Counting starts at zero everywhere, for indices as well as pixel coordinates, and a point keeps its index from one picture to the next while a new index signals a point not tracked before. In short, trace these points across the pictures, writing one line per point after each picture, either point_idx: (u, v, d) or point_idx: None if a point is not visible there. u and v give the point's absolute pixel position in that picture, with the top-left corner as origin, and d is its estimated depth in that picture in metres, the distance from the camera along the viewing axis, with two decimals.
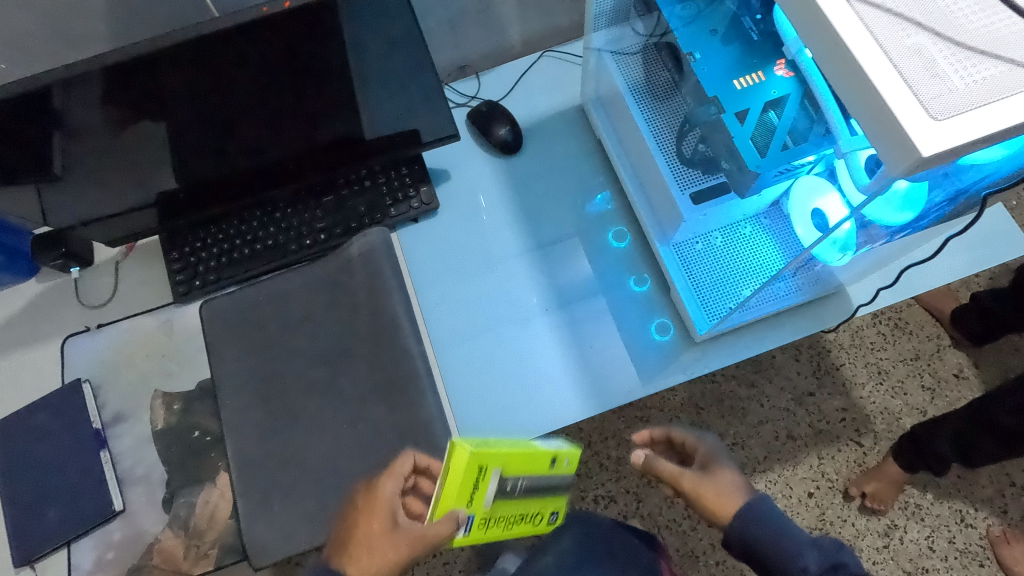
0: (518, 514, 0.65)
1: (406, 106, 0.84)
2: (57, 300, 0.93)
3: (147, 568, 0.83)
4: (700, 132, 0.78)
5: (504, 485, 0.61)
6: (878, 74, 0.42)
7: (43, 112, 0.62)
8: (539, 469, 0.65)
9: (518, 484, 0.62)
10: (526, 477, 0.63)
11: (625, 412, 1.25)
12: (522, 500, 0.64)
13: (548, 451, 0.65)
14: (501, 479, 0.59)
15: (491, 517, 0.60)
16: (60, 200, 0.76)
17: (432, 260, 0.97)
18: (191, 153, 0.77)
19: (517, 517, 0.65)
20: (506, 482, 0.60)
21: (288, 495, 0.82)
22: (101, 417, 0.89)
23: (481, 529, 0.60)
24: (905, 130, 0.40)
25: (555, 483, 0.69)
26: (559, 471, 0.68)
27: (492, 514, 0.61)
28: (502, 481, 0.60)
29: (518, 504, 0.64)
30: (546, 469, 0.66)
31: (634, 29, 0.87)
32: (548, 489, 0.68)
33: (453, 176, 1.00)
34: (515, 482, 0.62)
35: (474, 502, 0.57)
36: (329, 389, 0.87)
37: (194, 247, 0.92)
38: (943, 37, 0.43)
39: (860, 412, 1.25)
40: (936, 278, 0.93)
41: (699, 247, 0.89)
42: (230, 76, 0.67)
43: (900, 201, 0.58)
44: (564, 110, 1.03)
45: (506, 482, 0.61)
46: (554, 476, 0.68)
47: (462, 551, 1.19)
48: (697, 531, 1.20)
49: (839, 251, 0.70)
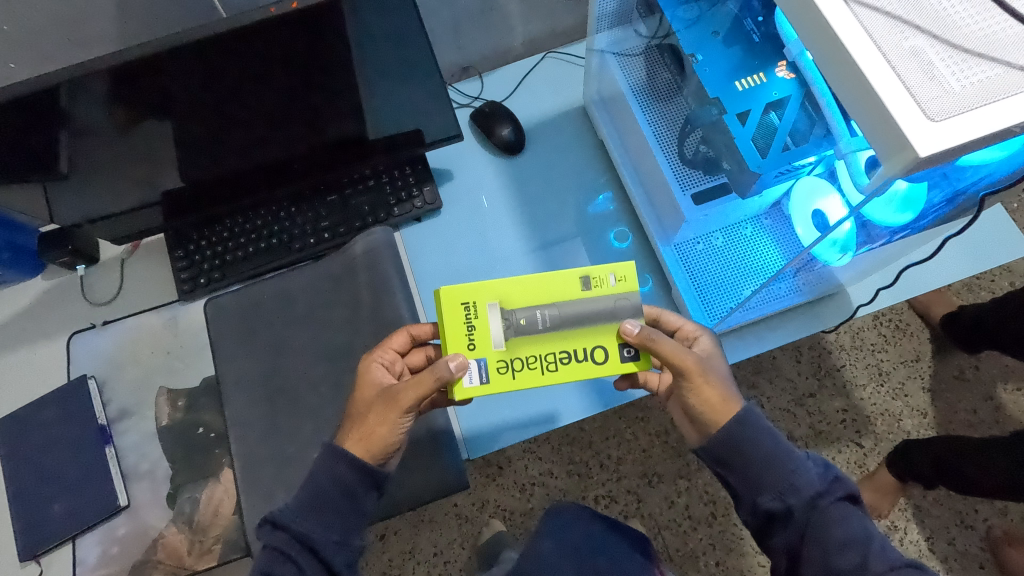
0: (556, 355, 0.64)
1: (410, 106, 0.85)
2: (63, 298, 0.94)
3: (151, 563, 0.84)
4: (701, 133, 0.79)
5: (516, 321, 0.63)
6: (876, 75, 0.42)
7: (51, 110, 0.63)
8: (564, 293, 0.64)
9: (538, 316, 0.63)
10: (547, 307, 0.64)
11: (626, 413, 1.25)
12: (555, 335, 0.64)
13: (571, 273, 0.64)
14: (503, 314, 0.63)
15: (511, 358, 0.63)
16: (67, 198, 0.77)
17: (436, 260, 0.97)
18: (196, 151, 0.77)
19: (559, 355, 0.64)
20: (509, 316, 0.63)
21: (290, 492, 0.83)
22: (106, 413, 0.89)
23: (502, 372, 0.63)
24: (901, 130, 0.41)
25: (603, 309, 0.64)
26: (605, 293, 0.64)
27: (513, 353, 0.63)
28: (507, 317, 0.63)
29: (550, 341, 0.64)
30: (577, 291, 0.64)
31: (637, 31, 0.87)
32: (598, 320, 0.64)
33: (456, 176, 1.01)
34: (533, 314, 0.63)
35: (478, 345, 0.63)
36: (332, 386, 0.87)
37: (199, 245, 0.93)
38: (940, 40, 0.43)
39: (860, 413, 1.25)
40: (936, 279, 0.93)
41: (700, 247, 0.89)
42: (235, 76, 0.68)
43: (898, 201, 0.59)
44: (567, 111, 1.04)
45: (515, 318, 0.63)
46: (601, 298, 0.64)
47: (462, 550, 1.20)
48: (697, 531, 1.20)
49: (838, 251, 0.71)
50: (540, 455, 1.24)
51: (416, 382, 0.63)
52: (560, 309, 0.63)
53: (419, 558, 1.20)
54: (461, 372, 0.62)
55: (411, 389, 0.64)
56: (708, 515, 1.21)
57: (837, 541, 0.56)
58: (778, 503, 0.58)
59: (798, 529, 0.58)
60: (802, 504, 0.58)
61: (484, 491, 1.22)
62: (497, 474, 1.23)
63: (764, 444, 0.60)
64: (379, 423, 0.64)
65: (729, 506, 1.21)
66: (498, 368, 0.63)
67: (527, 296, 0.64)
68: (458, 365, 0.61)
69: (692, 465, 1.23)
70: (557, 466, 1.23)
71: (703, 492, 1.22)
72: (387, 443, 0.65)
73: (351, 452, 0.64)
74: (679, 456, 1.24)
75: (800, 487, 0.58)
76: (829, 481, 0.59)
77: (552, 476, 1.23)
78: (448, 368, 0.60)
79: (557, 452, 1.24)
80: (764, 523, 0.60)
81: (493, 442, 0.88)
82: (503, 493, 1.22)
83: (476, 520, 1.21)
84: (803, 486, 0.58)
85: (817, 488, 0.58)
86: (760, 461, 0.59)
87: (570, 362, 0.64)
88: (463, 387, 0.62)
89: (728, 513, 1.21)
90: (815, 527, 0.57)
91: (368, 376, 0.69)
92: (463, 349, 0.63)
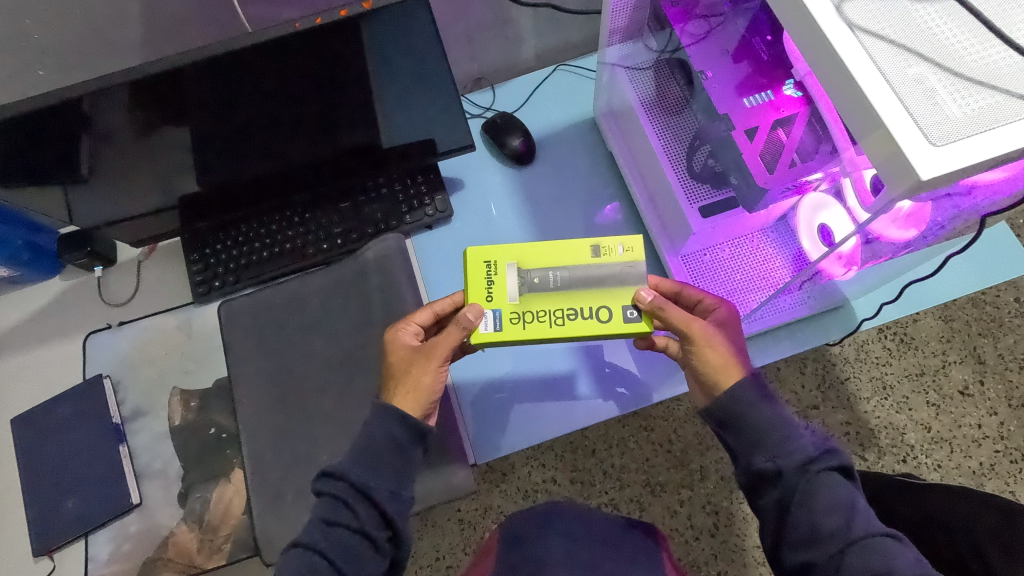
0: (565, 311, 0.65)
1: (424, 117, 0.86)
2: (79, 298, 0.96)
3: (162, 560, 0.86)
4: (710, 147, 0.81)
5: (530, 279, 0.67)
6: (880, 101, 0.44)
7: (75, 118, 0.65)
8: (575, 258, 0.67)
9: (550, 276, 0.67)
10: (559, 268, 0.67)
11: (630, 421, 1.27)
12: (566, 295, 0.66)
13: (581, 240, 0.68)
14: (520, 274, 0.67)
15: (523, 311, 0.66)
16: (87, 201, 0.79)
17: (445, 267, 0.99)
18: (213, 158, 0.79)
19: (568, 311, 0.65)
20: (525, 275, 0.67)
21: (299, 493, 0.84)
22: (120, 412, 0.91)
23: (514, 322, 0.65)
24: (905, 154, 0.42)
25: (611, 273, 0.66)
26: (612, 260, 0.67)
27: (525, 307, 0.66)
28: (522, 276, 0.67)
29: (561, 298, 0.66)
30: (587, 257, 0.67)
31: (647, 46, 0.88)
32: (607, 283, 0.66)
33: (467, 184, 1.03)
34: (545, 274, 0.67)
35: (495, 298, 0.66)
36: (343, 390, 0.89)
37: (214, 249, 0.95)
38: (943, 68, 0.45)
39: (865, 426, 1.26)
40: (941, 296, 0.94)
41: (706, 259, 0.90)
42: (252, 87, 0.70)
43: (902, 217, 0.60)
44: (578, 123, 1.05)
45: (529, 277, 0.67)
46: (610, 263, 0.67)
47: (465, 555, 1.20)
48: (699, 541, 1.21)
49: (842, 266, 0.72)
50: (544, 462, 1.25)
51: (447, 334, 0.67)
52: (571, 271, 0.67)
53: (422, 561, 1.21)
54: (477, 319, 0.64)
55: (444, 341, 0.67)
56: (711, 526, 1.21)
57: (823, 502, 0.55)
58: (770, 464, 0.58)
59: (786, 490, 0.57)
60: (792, 468, 0.57)
61: (488, 497, 1.23)
62: (501, 480, 1.24)
63: (765, 416, 0.60)
64: (423, 373, 0.68)
65: (732, 517, 1.21)
66: (511, 319, 0.65)
67: (541, 258, 0.68)
68: (475, 314, 0.64)
69: (695, 475, 1.24)
70: (560, 473, 1.24)
71: (706, 502, 1.22)
72: (431, 395, 0.68)
73: (398, 405, 0.66)
74: (682, 465, 1.24)
75: (792, 453, 0.58)
76: (823, 449, 0.58)
77: (555, 483, 1.24)
78: (468, 317, 0.64)
79: (561, 459, 1.25)
80: (753, 483, 0.60)
81: (498, 446, 0.89)
82: (507, 498, 1.23)
83: (479, 525, 1.22)
84: (797, 454, 0.58)
85: (809, 453, 0.58)
86: (761, 434, 0.60)
87: (576, 319, 0.65)
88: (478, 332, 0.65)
89: (730, 524, 1.21)
90: (804, 489, 0.56)
91: (396, 339, 0.71)
92: (481, 300, 0.66)
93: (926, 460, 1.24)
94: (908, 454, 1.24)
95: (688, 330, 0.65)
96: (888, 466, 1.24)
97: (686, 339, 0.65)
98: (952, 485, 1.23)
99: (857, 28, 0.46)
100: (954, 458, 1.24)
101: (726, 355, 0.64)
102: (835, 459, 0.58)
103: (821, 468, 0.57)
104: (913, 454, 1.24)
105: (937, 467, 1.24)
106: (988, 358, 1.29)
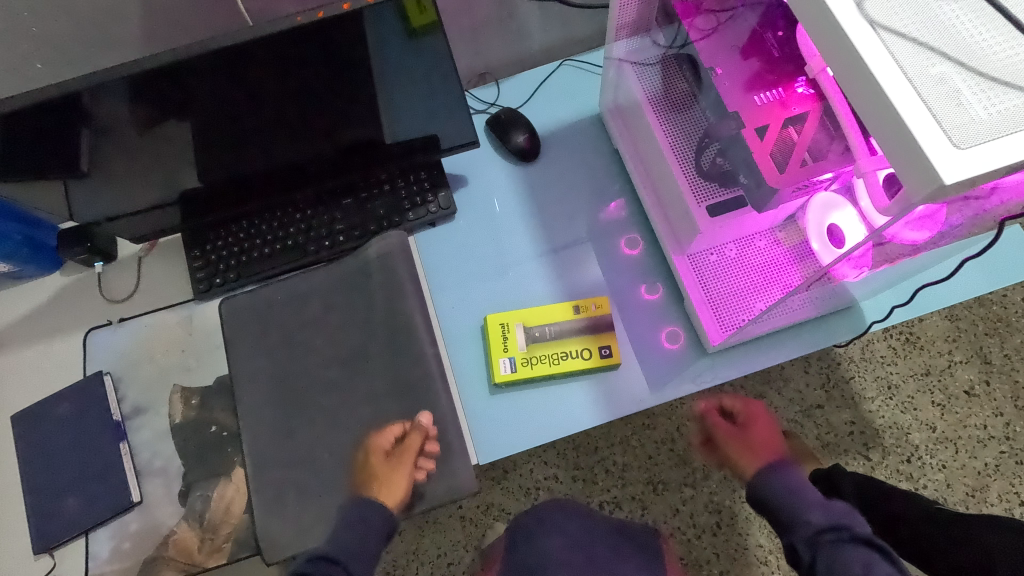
0: (559, 353, 0.90)
1: (428, 112, 0.85)
2: (80, 294, 0.95)
3: (162, 559, 0.85)
4: (719, 146, 0.80)
5: None
6: (901, 102, 0.42)
7: (76, 110, 0.65)
8: None
9: (547, 331, 0.91)
10: None
11: (633, 419, 1.26)
12: None
13: None
14: (526, 331, 0.91)
15: (530, 356, 0.89)
16: (87, 198, 0.78)
17: (447, 263, 0.97)
18: (215, 153, 0.78)
19: None
20: None
21: (300, 492, 0.84)
22: (121, 410, 0.90)
23: None
24: (927, 158, 0.41)
25: None
26: (589, 316, 0.91)
27: None
28: (528, 331, 0.91)
29: (556, 345, 0.90)
30: None
31: (655, 41, 0.87)
32: None
33: (471, 181, 1.01)
34: (543, 329, 0.91)
35: (509, 348, 0.89)
36: (345, 388, 0.88)
37: (215, 245, 0.94)
38: (967, 67, 0.43)
39: (869, 426, 1.25)
40: (953, 298, 0.92)
41: (713, 259, 0.90)
42: (254, 79, 0.69)
43: (916, 220, 0.58)
44: (584, 119, 1.04)
45: (533, 332, 0.91)
46: None
47: (467, 553, 1.20)
48: (701, 540, 1.20)
49: (853, 269, 0.71)
50: (546, 460, 1.24)
51: (411, 439, 0.82)
52: None
53: (423, 558, 1.20)
54: (430, 421, 0.84)
55: (411, 447, 0.82)
56: (713, 525, 1.21)
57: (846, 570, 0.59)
58: (789, 539, 0.65)
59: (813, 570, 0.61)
60: (803, 540, 0.63)
61: (490, 495, 1.23)
62: (503, 477, 1.23)
63: (775, 488, 0.69)
64: (399, 476, 0.80)
65: (734, 516, 1.21)
66: None
67: None
68: (426, 418, 0.84)
69: (697, 474, 1.23)
70: (563, 471, 1.24)
71: (708, 501, 1.22)
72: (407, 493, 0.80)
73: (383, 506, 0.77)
74: (685, 463, 1.24)
75: (801, 524, 0.64)
76: (834, 521, 0.63)
77: (557, 481, 1.23)
78: (423, 421, 0.83)
79: (563, 457, 1.24)
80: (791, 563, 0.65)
81: (500, 447, 0.88)
82: (508, 496, 1.22)
83: (481, 522, 1.21)
84: (807, 522, 0.64)
85: (818, 523, 0.64)
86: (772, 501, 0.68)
87: None
88: (500, 374, 0.88)
89: (733, 523, 1.21)
90: (826, 561, 0.61)
91: (373, 447, 0.83)
92: None
93: (931, 461, 1.23)
94: (913, 454, 1.23)
95: (715, 429, 0.81)
96: (892, 466, 1.23)
97: (721, 437, 0.80)
98: (957, 486, 1.22)
99: (877, 26, 0.45)
100: (959, 458, 1.23)
101: (748, 448, 0.76)
102: (843, 525, 0.63)
103: (833, 538, 0.62)
104: (918, 454, 1.23)
105: (941, 468, 1.23)
106: (995, 358, 1.28)
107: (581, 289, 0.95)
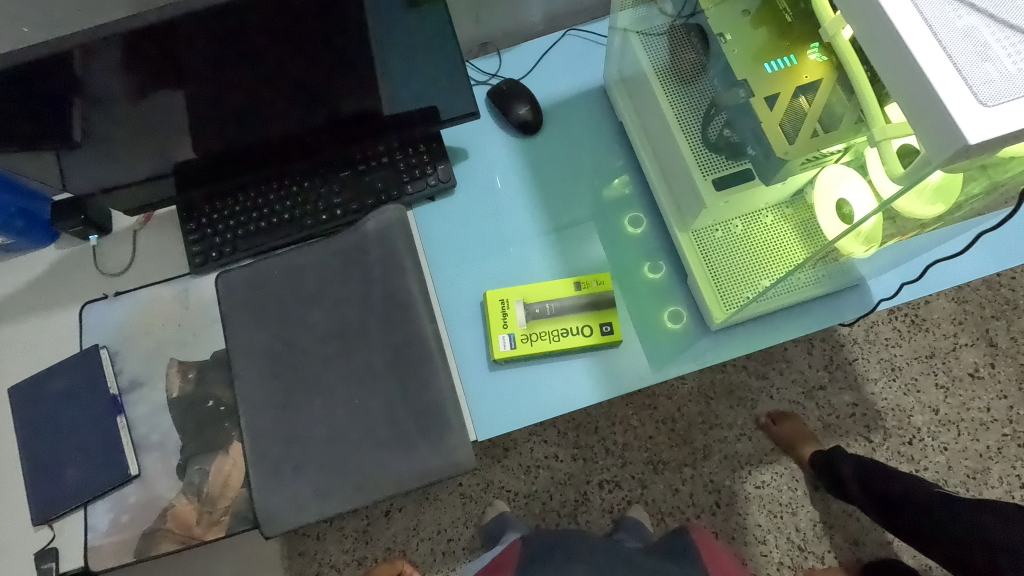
0: (559, 330, 0.88)
1: (427, 81, 0.82)
2: (75, 267, 0.94)
3: (161, 531, 0.85)
4: (726, 117, 0.78)
5: None
6: (925, 55, 0.42)
7: (65, 77, 0.63)
8: None
9: (547, 306, 0.89)
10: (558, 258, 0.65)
11: (633, 399, 1.25)
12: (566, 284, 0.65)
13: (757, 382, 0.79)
14: (525, 307, 0.89)
15: (530, 333, 0.88)
16: (81, 171, 0.77)
17: (446, 239, 0.95)
18: (209, 124, 0.76)
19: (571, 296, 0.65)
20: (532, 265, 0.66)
21: (297, 469, 0.83)
22: (118, 384, 0.90)
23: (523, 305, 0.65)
24: (950, 115, 0.41)
25: None
26: (591, 292, 0.90)
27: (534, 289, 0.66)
28: (528, 308, 0.89)
29: (557, 321, 0.89)
30: None
31: (662, 10, 0.85)
32: None
33: (472, 154, 0.99)
34: (544, 306, 0.89)
35: (508, 324, 0.88)
36: (343, 364, 0.88)
37: (210, 218, 0.92)
38: (996, 20, 0.43)
39: (871, 408, 1.24)
40: (964, 274, 0.90)
41: (718, 235, 0.88)
42: (246, 45, 0.67)
43: (931, 192, 0.56)
44: (587, 91, 1.01)
45: (534, 308, 0.89)
46: None
47: (467, 529, 1.20)
48: (700, 519, 1.20)
49: (862, 242, 0.68)
50: (546, 438, 1.24)
51: None
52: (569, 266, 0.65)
53: (422, 535, 1.20)
54: None
55: None
56: (712, 504, 1.20)
57: None
58: None
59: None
60: None
61: (489, 473, 1.23)
62: (503, 455, 1.23)
63: None
64: None
65: (734, 495, 1.21)
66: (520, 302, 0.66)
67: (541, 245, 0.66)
68: None
69: (697, 453, 1.23)
70: (563, 450, 1.23)
71: (708, 481, 1.22)
72: None
73: None
74: (685, 443, 1.23)
75: None
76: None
77: (557, 459, 1.23)
78: None
79: (564, 436, 1.24)
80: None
81: (499, 423, 0.86)
82: (508, 474, 1.22)
83: (481, 500, 1.21)
84: None
85: None
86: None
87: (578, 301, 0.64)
88: (499, 350, 0.87)
89: (732, 502, 1.21)
90: None
91: None
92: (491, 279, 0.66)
93: (932, 443, 1.22)
94: (915, 436, 1.22)
95: None
96: (894, 447, 1.22)
97: None
98: (958, 468, 1.21)
99: None
100: (961, 441, 1.22)
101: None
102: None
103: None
104: (920, 436, 1.22)
105: (943, 450, 1.22)
106: (1001, 341, 1.26)
107: (582, 266, 0.93)
